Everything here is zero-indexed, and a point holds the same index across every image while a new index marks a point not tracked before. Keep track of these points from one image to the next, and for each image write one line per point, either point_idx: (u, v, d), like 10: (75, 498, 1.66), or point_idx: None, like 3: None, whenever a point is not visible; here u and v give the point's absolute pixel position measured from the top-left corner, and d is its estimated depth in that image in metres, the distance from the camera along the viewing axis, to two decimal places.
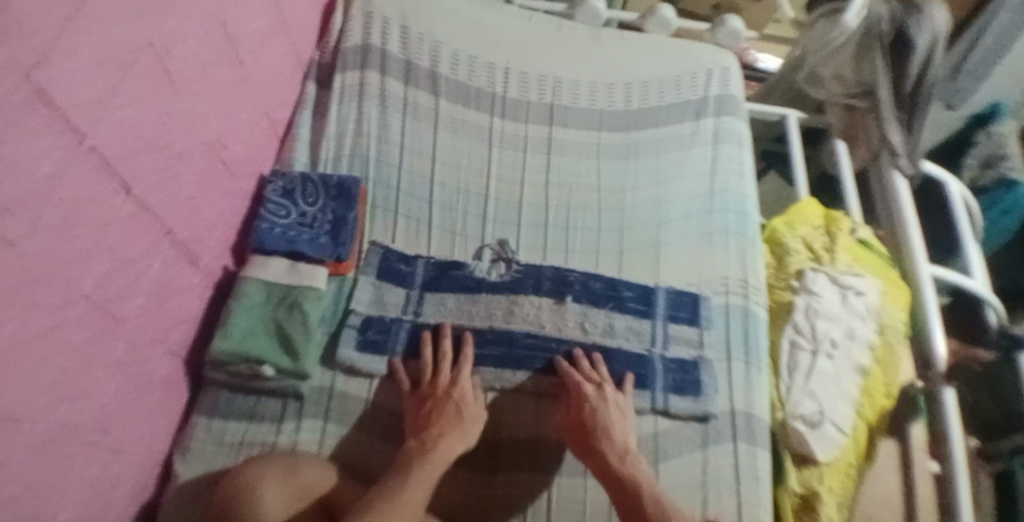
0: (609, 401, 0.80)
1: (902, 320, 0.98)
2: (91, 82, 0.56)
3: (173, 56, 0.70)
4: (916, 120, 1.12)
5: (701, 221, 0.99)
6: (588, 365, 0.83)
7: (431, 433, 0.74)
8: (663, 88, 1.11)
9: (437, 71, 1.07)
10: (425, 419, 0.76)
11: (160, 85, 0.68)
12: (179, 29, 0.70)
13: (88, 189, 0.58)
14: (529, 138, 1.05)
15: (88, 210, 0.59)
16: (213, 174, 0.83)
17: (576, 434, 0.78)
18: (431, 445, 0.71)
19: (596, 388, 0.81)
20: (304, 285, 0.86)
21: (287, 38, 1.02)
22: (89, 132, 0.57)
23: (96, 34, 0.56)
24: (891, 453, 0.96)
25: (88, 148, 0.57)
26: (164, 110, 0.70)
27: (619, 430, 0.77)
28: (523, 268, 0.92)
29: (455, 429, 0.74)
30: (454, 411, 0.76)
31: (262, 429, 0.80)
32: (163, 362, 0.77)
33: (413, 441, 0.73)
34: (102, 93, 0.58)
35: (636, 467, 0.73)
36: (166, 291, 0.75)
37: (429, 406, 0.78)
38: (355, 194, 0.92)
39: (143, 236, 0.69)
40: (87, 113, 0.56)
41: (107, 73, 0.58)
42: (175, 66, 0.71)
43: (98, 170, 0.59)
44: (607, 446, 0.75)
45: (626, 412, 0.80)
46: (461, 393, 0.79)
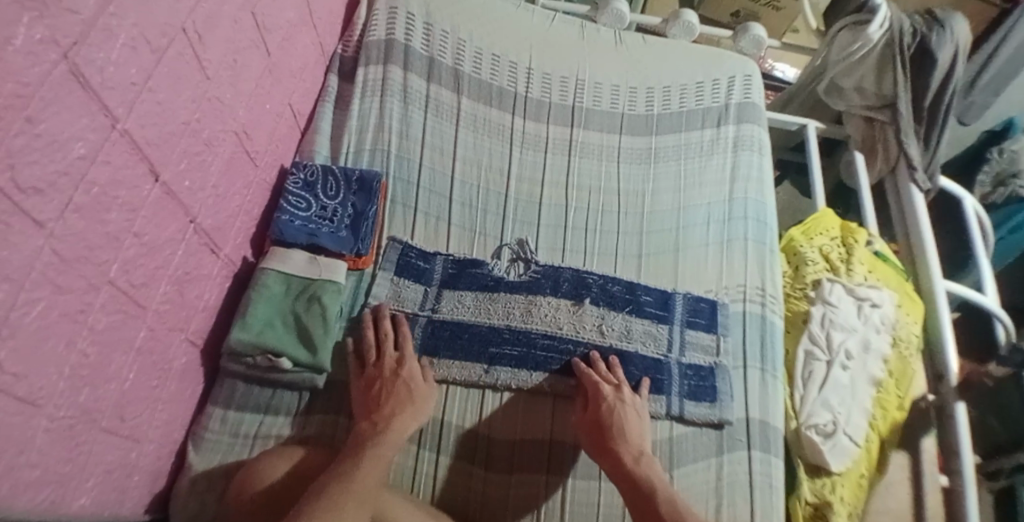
0: (628, 402, 0.80)
1: (916, 334, 0.99)
2: (126, 65, 0.56)
3: (205, 42, 0.70)
4: (932, 133, 1.16)
5: (720, 227, 0.99)
6: (605, 367, 0.83)
7: (383, 414, 0.74)
8: (685, 94, 1.11)
9: (460, 69, 1.07)
10: (374, 401, 0.76)
11: (191, 72, 0.68)
12: (211, 15, 0.70)
13: (119, 173, 0.58)
14: (550, 139, 1.05)
15: (118, 195, 0.58)
16: (237, 163, 0.83)
17: (592, 434, 0.78)
18: (384, 426, 0.72)
19: (614, 389, 0.81)
20: (323, 278, 0.85)
21: (312, 30, 1.01)
22: (122, 115, 0.57)
23: (130, 16, 0.55)
24: (902, 466, 0.94)
25: (120, 132, 0.56)
26: (193, 96, 0.69)
27: (636, 432, 0.77)
28: (542, 268, 0.91)
29: (406, 410, 0.75)
30: (405, 391, 0.77)
31: (278, 422, 0.80)
32: (182, 351, 0.76)
33: (366, 422, 0.73)
34: (136, 77, 0.58)
35: (652, 469, 0.73)
36: (188, 279, 0.75)
37: (378, 386, 0.77)
38: (376, 189, 0.92)
39: (168, 223, 0.68)
40: (121, 95, 0.56)
41: (141, 57, 0.58)
42: (207, 53, 0.71)
43: (130, 155, 0.59)
44: (622, 447, 0.75)
45: (642, 414, 0.80)
46: (409, 373, 0.79)
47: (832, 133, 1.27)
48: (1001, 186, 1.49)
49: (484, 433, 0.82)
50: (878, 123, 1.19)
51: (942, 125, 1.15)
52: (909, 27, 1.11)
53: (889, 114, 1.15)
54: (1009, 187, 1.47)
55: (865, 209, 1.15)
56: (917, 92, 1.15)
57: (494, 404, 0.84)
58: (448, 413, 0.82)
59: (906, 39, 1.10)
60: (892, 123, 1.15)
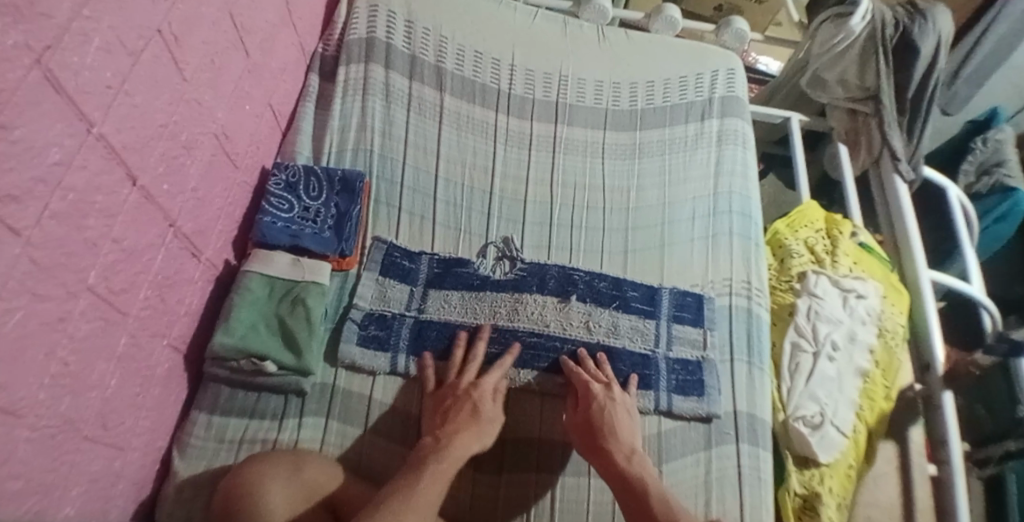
0: (618, 400, 0.80)
1: (901, 324, 1.00)
2: (102, 68, 0.55)
3: (183, 43, 0.69)
4: (915, 125, 1.16)
5: (705, 222, 0.99)
6: (593, 365, 0.83)
7: (447, 429, 0.72)
8: (668, 89, 1.11)
9: (442, 66, 1.06)
10: (441, 417, 0.75)
11: (168, 74, 0.67)
12: (188, 16, 0.69)
13: (96, 178, 0.57)
14: (534, 136, 1.05)
15: (95, 200, 0.57)
16: (217, 166, 0.82)
17: (582, 432, 0.77)
18: (446, 442, 0.69)
19: (605, 387, 0.81)
20: (307, 281, 0.84)
21: (292, 29, 1.00)
22: (97, 119, 0.56)
23: (106, 19, 0.55)
24: (889, 457, 0.95)
25: (96, 136, 0.55)
26: (172, 99, 0.68)
27: (626, 430, 0.77)
28: (528, 266, 0.91)
29: (469, 429, 0.72)
30: (470, 412, 0.75)
31: (263, 426, 0.79)
32: (165, 356, 0.75)
33: (430, 436, 0.71)
34: (112, 80, 0.57)
35: (643, 467, 0.72)
36: (169, 283, 0.74)
37: (449, 403, 0.76)
38: (360, 189, 0.92)
39: (148, 227, 0.67)
40: (98, 99, 0.55)
41: (117, 60, 0.57)
42: (184, 54, 0.70)
43: (107, 159, 0.58)
44: (614, 446, 0.74)
45: (632, 412, 0.80)
46: (481, 394, 0.77)
47: (814, 126, 1.28)
48: (985, 175, 1.50)
49: None
50: (861, 115, 1.20)
51: (925, 117, 1.16)
52: (891, 19, 1.12)
53: (873, 106, 1.16)
54: (992, 176, 1.48)
55: (849, 202, 1.16)
56: (900, 84, 1.15)
57: None
58: None
59: (889, 31, 1.11)
60: (875, 115, 1.16)
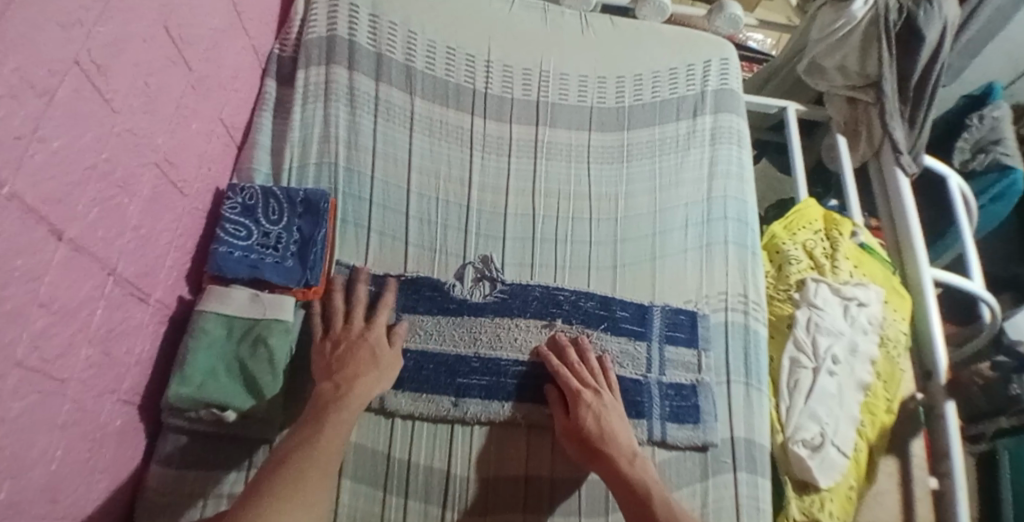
0: (609, 407, 0.76)
1: (904, 331, 0.96)
2: (10, 116, 0.46)
3: (108, 71, 0.60)
4: (919, 114, 1.09)
5: (698, 231, 0.93)
6: (576, 359, 0.79)
7: (347, 374, 0.70)
8: (658, 84, 1.02)
9: (412, 65, 0.97)
10: (336, 362, 0.72)
11: (93, 107, 0.58)
12: (112, 38, 0.60)
13: (15, 240, 0.49)
14: (514, 141, 0.96)
15: (17, 264, 0.50)
16: (161, 197, 0.74)
17: (579, 442, 0.74)
18: (347, 389, 0.69)
19: (595, 394, 0.76)
20: (269, 318, 0.77)
21: (243, 32, 0.90)
22: (9, 176, 0.47)
23: (10, 59, 0.45)
24: (890, 472, 0.92)
25: (7, 196, 0.47)
26: (100, 134, 0.60)
27: (623, 432, 0.74)
28: (509, 288, 0.84)
29: (367, 373, 0.71)
30: (369, 355, 0.73)
31: (227, 478, 0.74)
32: (116, 413, 0.69)
33: (328, 382, 0.70)
34: (23, 127, 0.48)
35: (646, 471, 0.71)
36: (114, 335, 0.67)
37: (344, 348, 0.74)
38: (325, 210, 0.83)
39: (83, 280, 0.60)
40: (7, 153, 0.46)
41: (28, 101, 0.48)
42: (111, 81, 0.61)
43: (24, 217, 0.49)
44: (614, 452, 0.72)
45: (624, 414, 0.77)
46: (376, 338, 0.75)
47: (813, 115, 1.20)
48: (982, 152, 1.42)
49: (459, 473, 0.76)
50: (862, 103, 1.12)
51: (928, 105, 1.09)
52: (896, 3, 1.03)
53: (873, 94, 1.08)
54: (990, 154, 1.40)
55: (849, 196, 1.09)
56: (903, 72, 1.07)
57: (463, 439, 0.78)
58: (415, 454, 0.76)
59: (893, 16, 1.02)
60: (876, 104, 1.08)
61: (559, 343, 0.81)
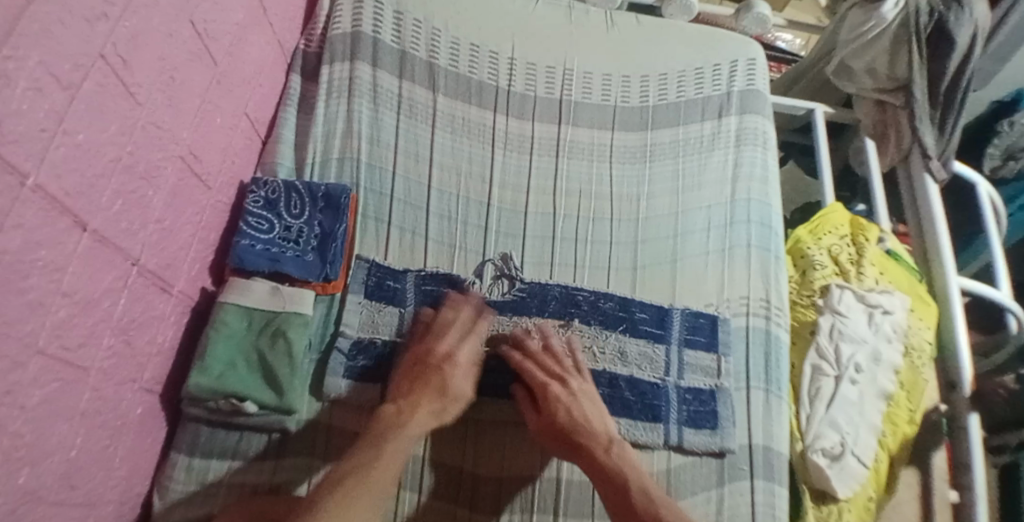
0: (580, 396, 0.73)
1: (928, 341, 0.94)
2: (33, 109, 0.47)
3: (131, 65, 0.61)
4: (949, 120, 1.07)
5: (720, 233, 0.91)
6: (536, 344, 0.78)
7: (409, 401, 0.69)
8: (682, 83, 1.01)
9: (435, 63, 0.96)
10: (407, 385, 0.72)
11: (117, 100, 0.59)
12: (135, 32, 0.61)
13: (38, 231, 0.49)
14: (536, 139, 0.95)
15: (39, 255, 0.50)
16: (185, 189, 0.75)
17: (552, 433, 0.72)
18: (407, 418, 0.67)
19: (563, 385, 0.74)
20: (288, 311, 0.78)
21: (268, 27, 0.91)
22: (32, 168, 0.47)
23: (33, 53, 0.46)
24: (910, 484, 0.91)
25: (32, 188, 0.48)
26: (124, 126, 0.60)
27: (596, 419, 0.72)
28: (527, 286, 0.84)
29: (430, 405, 0.70)
30: (438, 386, 0.72)
31: (244, 469, 0.74)
32: (136, 401, 0.71)
33: (391, 406, 0.69)
34: (46, 121, 0.49)
35: (625, 458, 0.70)
36: (135, 325, 0.68)
37: (418, 371, 0.73)
38: (345, 205, 0.83)
39: (106, 271, 0.61)
40: (29, 146, 0.47)
41: (52, 95, 0.49)
42: (134, 76, 0.61)
43: (47, 208, 0.50)
44: (589, 441, 0.70)
45: (595, 400, 0.74)
46: (454, 368, 0.73)
47: (840, 117, 1.17)
48: (1012, 159, 1.40)
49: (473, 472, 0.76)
50: (891, 107, 1.10)
51: (958, 109, 1.06)
52: (926, 5, 1.02)
53: (903, 97, 1.06)
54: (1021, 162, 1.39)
55: (877, 203, 1.06)
56: (933, 77, 1.05)
57: (478, 438, 0.78)
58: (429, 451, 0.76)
59: (923, 18, 1.01)
60: (905, 108, 1.07)
61: (520, 336, 0.78)
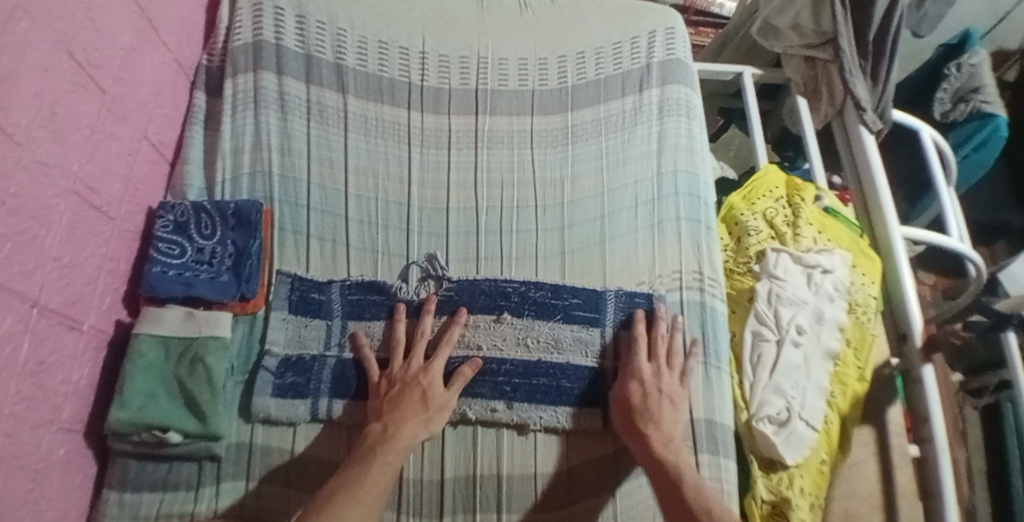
0: (663, 391, 0.74)
1: (873, 295, 0.92)
2: None
3: (5, 105, 0.58)
4: (880, 68, 1.04)
5: (649, 208, 0.89)
6: (657, 329, 0.79)
7: (395, 416, 0.70)
8: (601, 59, 0.98)
9: (342, 64, 0.93)
10: (390, 402, 0.72)
11: None
12: (5, 71, 0.58)
13: None
14: (454, 132, 0.93)
15: None
16: (85, 223, 0.73)
17: (624, 418, 0.73)
18: (394, 432, 0.68)
19: (652, 374, 0.75)
20: (204, 335, 0.76)
21: (163, 47, 0.89)
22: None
23: None
24: (867, 442, 0.89)
25: None
26: (3, 166, 0.58)
27: (669, 415, 0.71)
28: (455, 284, 0.82)
29: (416, 417, 0.70)
30: (420, 398, 0.72)
31: (179, 499, 0.72)
32: (57, 442, 0.70)
33: (378, 423, 0.70)
34: None
35: (681, 456, 0.67)
36: (47, 367, 0.67)
37: (397, 389, 0.73)
38: (257, 221, 0.81)
39: (4, 315, 0.59)
40: None
41: None
42: (10, 115, 0.59)
43: None
44: (652, 432, 0.70)
45: (678, 402, 0.73)
46: (431, 380, 0.73)
47: (771, 78, 1.15)
48: (963, 101, 1.36)
49: (411, 477, 0.75)
50: (820, 62, 1.08)
51: (889, 56, 1.03)
52: None
53: (831, 51, 1.03)
54: (970, 103, 1.34)
55: (812, 160, 1.04)
56: (859, 27, 1.03)
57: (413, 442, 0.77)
58: None
59: None
60: (835, 60, 1.04)
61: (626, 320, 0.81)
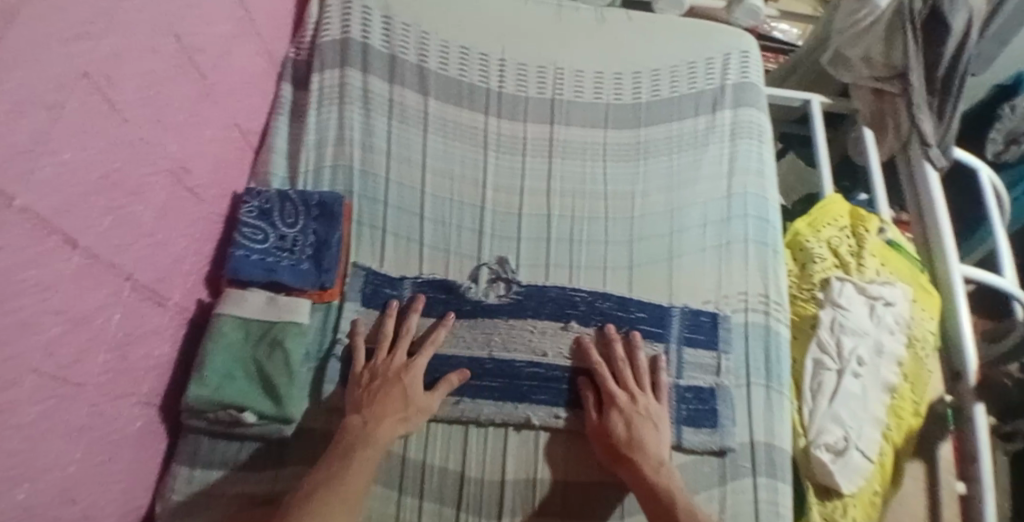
0: (643, 413, 0.76)
1: (932, 330, 0.92)
2: (16, 133, 0.46)
3: (115, 82, 0.60)
4: (947, 105, 1.05)
5: (717, 229, 0.90)
6: (644, 357, 0.80)
7: (374, 412, 0.72)
8: (676, 77, 1.00)
9: (425, 67, 0.95)
10: (370, 396, 0.74)
11: (104, 121, 0.59)
12: (118, 52, 0.60)
13: (26, 252, 0.49)
14: (528, 140, 0.95)
15: (30, 275, 0.50)
16: (177, 204, 0.75)
17: (607, 444, 0.75)
18: (374, 428, 0.70)
19: (629, 398, 0.76)
20: (284, 321, 0.78)
21: (256, 37, 0.91)
22: (18, 189, 0.47)
23: (14, 75, 0.45)
24: (917, 476, 0.90)
25: (21, 209, 0.47)
26: (111, 143, 0.60)
27: (653, 438, 0.74)
28: (524, 289, 0.84)
29: (396, 415, 0.72)
30: (400, 396, 0.74)
31: (249, 479, 0.75)
32: (135, 415, 0.72)
33: (357, 416, 0.72)
34: (31, 143, 0.48)
35: (672, 480, 0.70)
36: (132, 340, 0.69)
37: (378, 384, 0.75)
38: (339, 213, 0.83)
39: (98, 287, 0.61)
40: (17, 168, 0.46)
41: (35, 116, 0.48)
42: (119, 92, 0.61)
43: (36, 229, 0.50)
44: (640, 458, 0.72)
45: (659, 422, 0.76)
46: (413, 379, 0.76)
47: (837, 108, 1.16)
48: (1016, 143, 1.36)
49: (473, 475, 0.76)
50: (888, 95, 1.08)
51: (956, 94, 1.04)
52: None
53: (900, 85, 1.05)
54: None
55: (876, 192, 1.05)
56: (930, 64, 1.03)
57: (478, 438, 0.79)
58: (431, 455, 0.77)
59: (918, 5, 0.98)
60: (902, 95, 1.05)
61: (606, 336, 0.81)
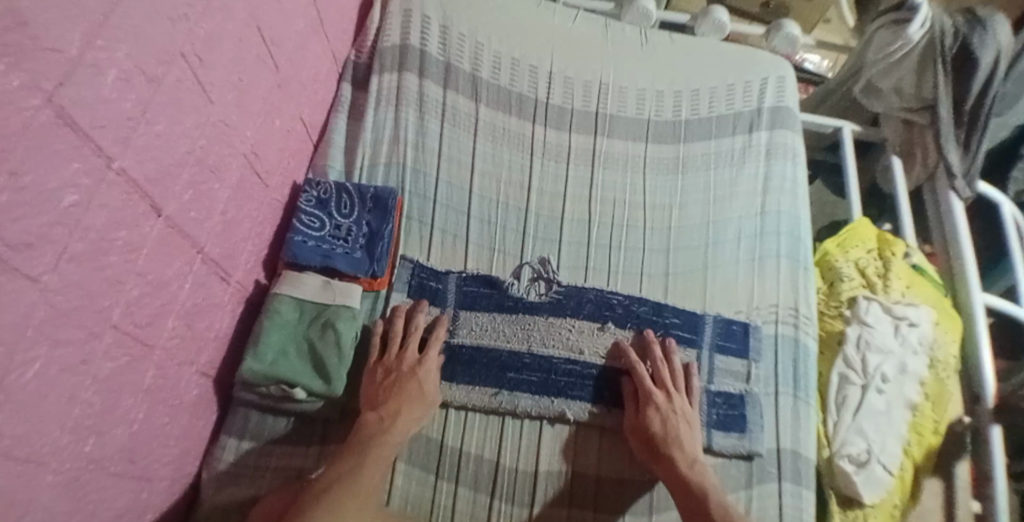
0: (679, 413, 0.79)
1: (954, 354, 0.95)
2: (121, 98, 0.50)
3: (206, 65, 0.65)
4: (973, 138, 1.08)
5: (750, 243, 0.94)
6: (677, 362, 0.83)
7: (389, 407, 0.75)
8: (715, 97, 1.05)
9: (478, 75, 1.01)
10: (384, 392, 0.77)
11: (193, 100, 0.63)
12: (211, 38, 0.65)
13: (117, 213, 0.53)
14: (573, 149, 0.99)
15: (119, 236, 0.54)
16: (246, 186, 0.80)
17: (643, 440, 0.78)
18: (389, 424, 0.74)
19: (666, 398, 0.79)
20: (338, 304, 0.82)
21: (324, 37, 0.97)
22: (116, 152, 0.51)
23: (122, 47, 0.49)
24: (936, 493, 0.91)
25: (116, 171, 0.51)
26: (197, 121, 0.65)
27: (687, 437, 0.77)
28: (565, 289, 0.87)
29: (410, 410, 0.76)
30: (417, 391, 0.77)
31: (297, 454, 0.78)
32: (193, 384, 0.76)
33: (373, 413, 0.75)
34: (131, 112, 0.52)
35: (706, 477, 0.74)
36: (197, 310, 0.73)
37: (392, 379, 0.78)
38: (392, 207, 0.88)
39: (175, 256, 0.65)
40: (116, 133, 0.50)
41: (138, 88, 0.53)
42: (208, 75, 0.66)
43: (128, 193, 0.54)
44: (677, 454, 0.75)
45: (691, 422, 0.79)
46: (425, 374, 0.79)
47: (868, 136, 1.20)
48: None
49: (507, 464, 0.79)
50: (918, 126, 1.13)
51: (982, 129, 1.08)
52: (950, 28, 1.05)
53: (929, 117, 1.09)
54: None
55: (903, 219, 1.09)
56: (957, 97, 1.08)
57: (513, 430, 0.82)
58: (468, 443, 0.80)
59: (948, 40, 1.04)
60: (931, 126, 1.10)
61: (645, 340, 0.84)
